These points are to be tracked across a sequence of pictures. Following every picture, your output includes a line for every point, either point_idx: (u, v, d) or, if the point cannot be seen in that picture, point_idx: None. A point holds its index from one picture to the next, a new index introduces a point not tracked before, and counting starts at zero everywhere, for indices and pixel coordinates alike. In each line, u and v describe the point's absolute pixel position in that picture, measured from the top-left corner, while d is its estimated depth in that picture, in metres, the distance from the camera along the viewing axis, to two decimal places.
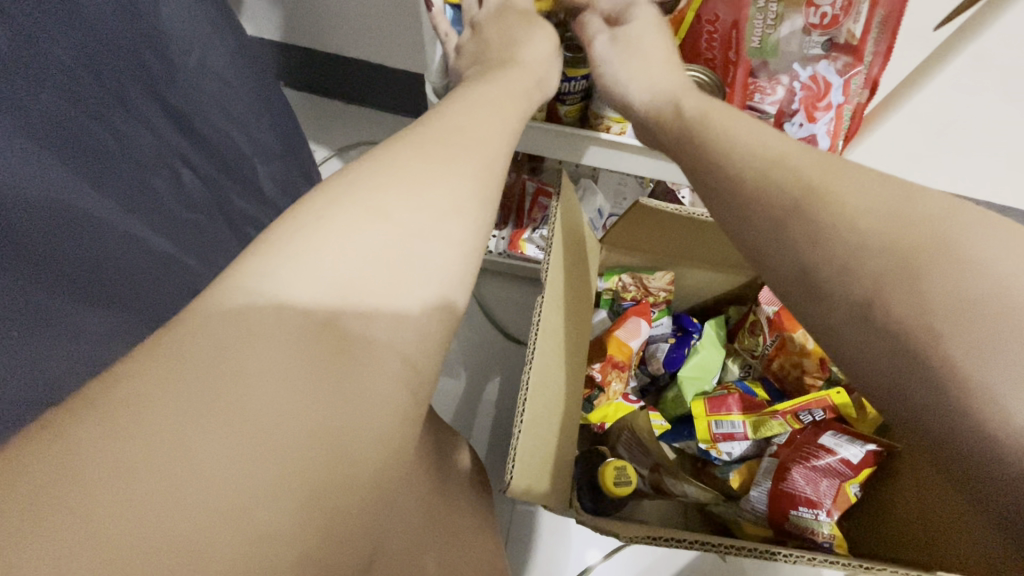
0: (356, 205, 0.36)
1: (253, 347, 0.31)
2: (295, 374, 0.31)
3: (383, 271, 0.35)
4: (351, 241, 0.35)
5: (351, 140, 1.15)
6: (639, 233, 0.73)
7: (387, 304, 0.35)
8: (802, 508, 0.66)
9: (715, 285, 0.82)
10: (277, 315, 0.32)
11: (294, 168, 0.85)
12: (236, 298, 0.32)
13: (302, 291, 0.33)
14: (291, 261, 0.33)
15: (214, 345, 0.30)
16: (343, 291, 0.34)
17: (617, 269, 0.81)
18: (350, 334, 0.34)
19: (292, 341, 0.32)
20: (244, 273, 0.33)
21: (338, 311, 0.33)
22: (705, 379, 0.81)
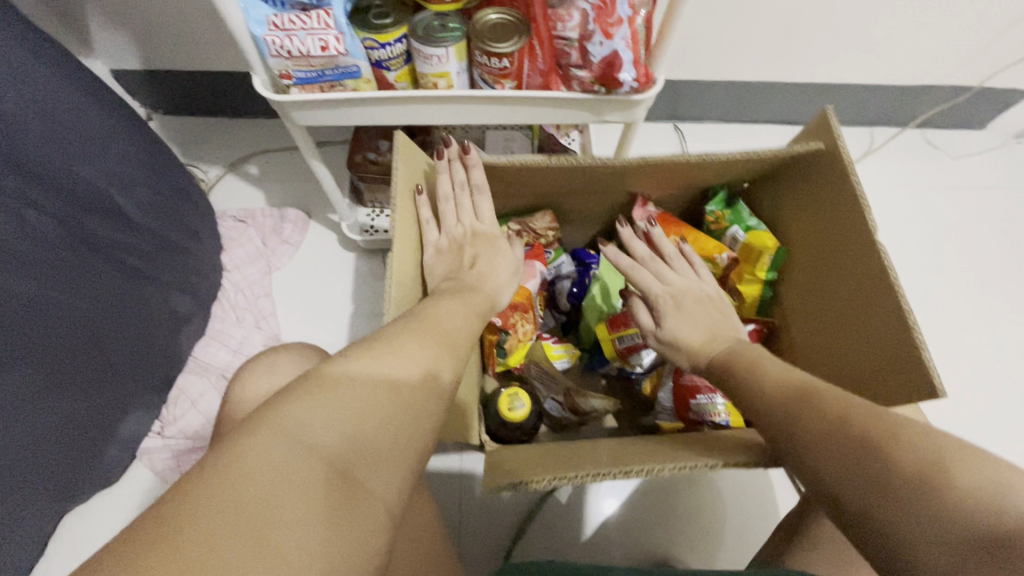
0: (367, 375, 0.41)
1: (281, 492, 0.33)
2: (313, 504, 0.33)
3: (387, 433, 0.39)
4: (361, 407, 0.39)
5: (240, 154, 1.14)
6: (505, 182, 0.73)
7: (394, 460, 0.39)
8: (700, 397, 0.71)
9: (600, 217, 0.85)
10: (299, 456, 0.34)
11: (168, 191, 0.86)
12: (273, 435, 0.35)
13: (328, 439, 0.36)
14: (317, 412, 0.37)
15: (247, 492, 0.32)
16: (359, 446, 0.37)
17: (503, 219, 0.84)
18: (356, 478, 0.36)
19: (311, 487, 0.34)
20: (279, 415, 0.36)
21: (352, 467, 0.36)
22: (609, 304, 0.84)
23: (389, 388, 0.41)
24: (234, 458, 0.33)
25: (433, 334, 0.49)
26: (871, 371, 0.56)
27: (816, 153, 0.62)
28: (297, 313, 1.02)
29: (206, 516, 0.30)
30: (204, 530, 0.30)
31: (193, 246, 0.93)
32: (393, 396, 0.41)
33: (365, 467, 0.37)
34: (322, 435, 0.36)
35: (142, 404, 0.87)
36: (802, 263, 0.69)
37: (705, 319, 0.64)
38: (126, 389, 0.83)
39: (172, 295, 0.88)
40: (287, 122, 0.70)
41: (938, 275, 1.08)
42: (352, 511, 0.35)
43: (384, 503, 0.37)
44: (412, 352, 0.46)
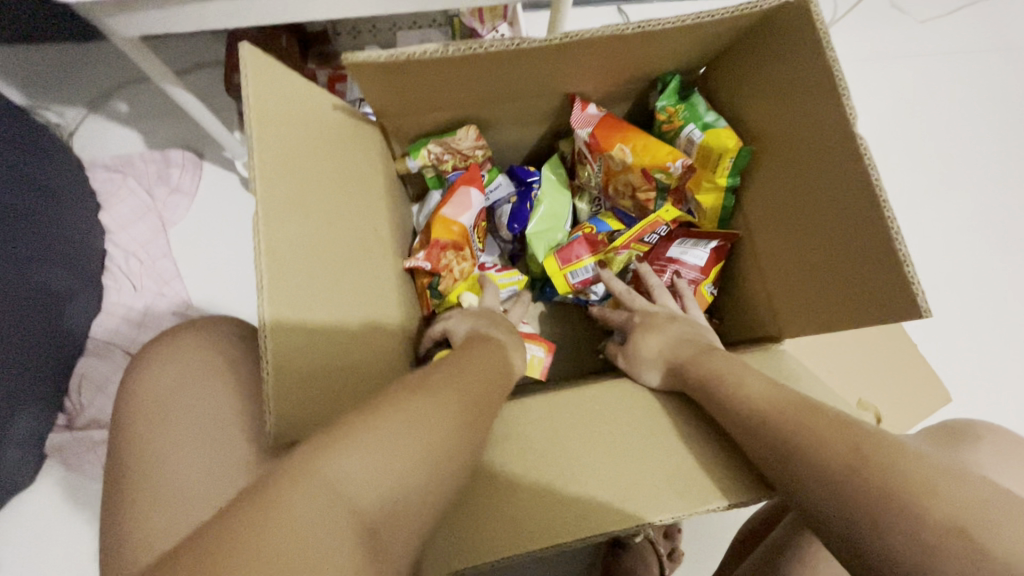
0: (425, 413, 0.36)
1: (317, 562, 0.27)
2: (341, 568, 0.27)
3: (426, 489, 0.34)
4: (414, 457, 0.33)
5: (102, 88, 0.94)
6: (412, 92, 0.58)
7: (420, 517, 0.34)
8: None
9: (535, 125, 0.72)
10: (337, 517, 0.29)
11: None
12: (320, 476, 0.30)
13: (365, 492, 0.31)
14: (374, 453, 0.32)
15: (283, 565, 0.26)
16: (391, 503, 0.32)
17: (421, 140, 0.69)
18: (383, 542, 0.31)
19: (345, 556, 0.28)
20: (329, 451, 0.31)
21: (380, 524, 0.31)
22: (558, 227, 0.75)
23: (430, 442, 0.35)
24: (268, 520, 0.27)
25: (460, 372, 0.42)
26: (853, 288, 0.49)
27: (783, 7, 0.50)
28: (206, 273, 0.89)
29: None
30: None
31: (53, 209, 0.77)
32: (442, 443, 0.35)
33: (390, 528, 0.31)
34: (362, 484, 0.31)
35: (35, 400, 0.75)
36: (769, 166, 0.59)
37: (676, 330, 0.57)
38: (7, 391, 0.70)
39: (39, 272, 0.73)
40: (108, 37, 0.53)
41: (907, 153, 1.00)
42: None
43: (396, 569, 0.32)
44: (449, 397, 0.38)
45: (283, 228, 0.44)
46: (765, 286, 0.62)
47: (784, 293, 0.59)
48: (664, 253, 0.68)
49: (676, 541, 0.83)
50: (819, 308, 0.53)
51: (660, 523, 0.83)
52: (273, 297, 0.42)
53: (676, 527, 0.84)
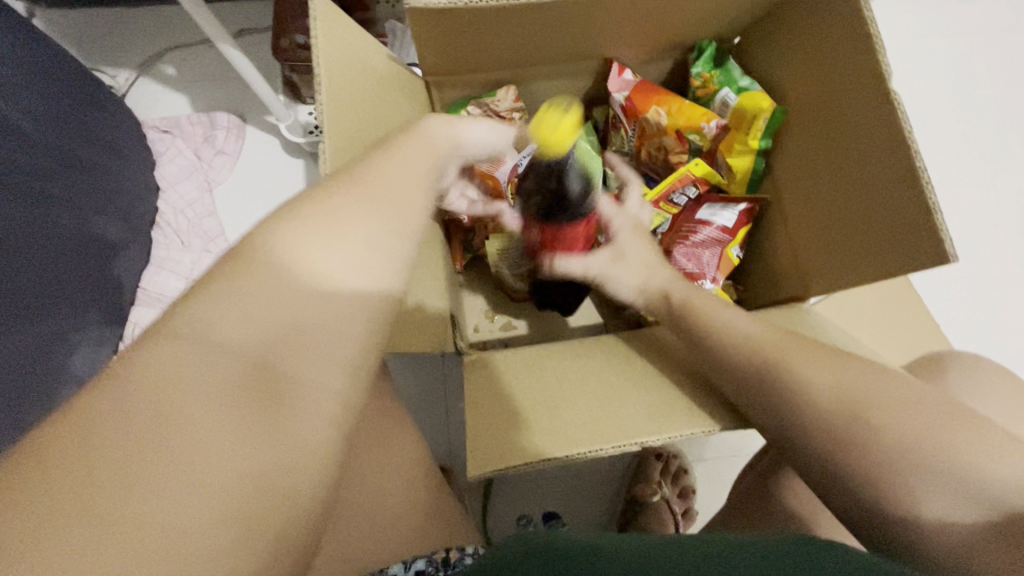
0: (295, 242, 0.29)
1: (185, 406, 0.24)
2: (225, 427, 0.25)
3: (326, 317, 0.29)
4: (286, 293, 0.28)
5: (151, 51, 0.98)
6: (457, 48, 0.61)
7: (330, 342, 0.28)
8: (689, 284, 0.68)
9: (570, 90, 0.75)
10: (205, 359, 0.25)
11: (63, 96, 0.73)
12: (174, 345, 0.26)
13: (237, 331, 0.27)
14: (234, 305, 0.27)
15: (136, 414, 0.23)
16: (277, 333, 0.27)
17: (460, 102, 0.72)
18: (284, 379, 0.27)
19: (223, 396, 0.25)
20: (198, 316, 0.27)
21: (273, 356, 0.27)
22: None
23: (326, 287, 0.29)
24: (134, 365, 0.25)
25: (375, 189, 0.32)
26: (880, 242, 0.51)
27: None
28: (248, 231, 0.93)
29: (72, 448, 0.22)
30: (74, 471, 0.22)
31: (114, 165, 0.82)
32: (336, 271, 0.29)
33: (290, 357, 0.27)
34: (233, 334, 0.26)
35: (89, 341, 0.78)
36: (801, 130, 0.61)
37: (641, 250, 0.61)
38: (66, 329, 0.74)
39: (99, 222, 0.78)
40: None
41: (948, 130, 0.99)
42: (276, 422, 0.26)
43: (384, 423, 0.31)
44: (373, 216, 0.31)
45: (346, 165, 0.49)
46: (792, 246, 0.64)
47: (810, 251, 0.61)
48: (692, 217, 0.69)
49: (690, 501, 0.86)
50: (843, 265, 0.56)
51: (675, 483, 0.86)
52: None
53: (691, 488, 0.87)
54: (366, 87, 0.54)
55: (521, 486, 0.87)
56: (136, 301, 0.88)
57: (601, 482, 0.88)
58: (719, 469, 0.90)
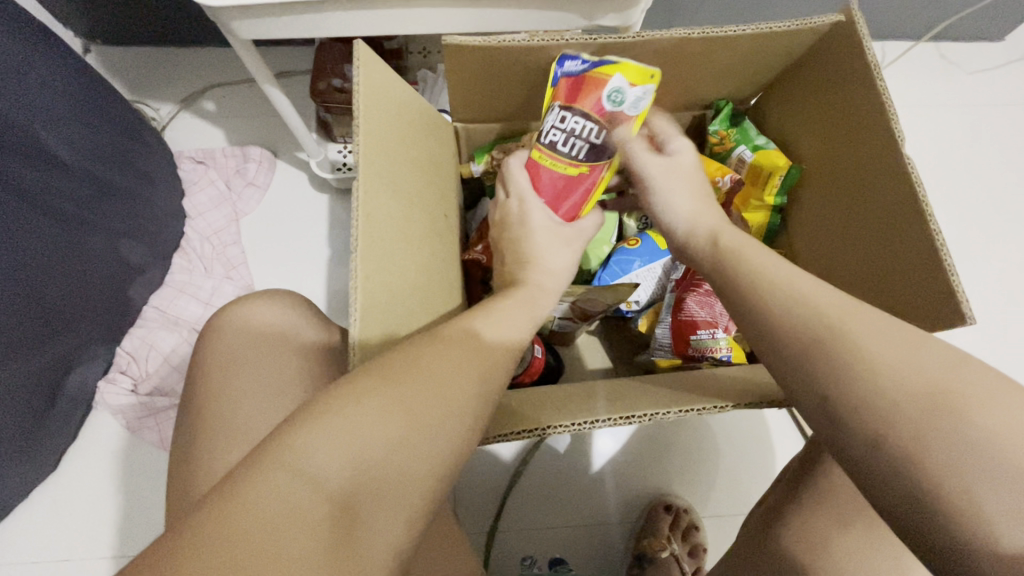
0: (389, 392, 0.36)
1: (282, 534, 0.30)
2: (313, 561, 0.30)
3: (403, 462, 0.34)
4: (371, 438, 0.34)
5: (193, 88, 1.03)
6: (488, 98, 0.65)
7: (399, 495, 0.34)
8: (701, 331, 0.68)
9: None
10: (302, 492, 0.31)
11: (109, 130, 0.78)
12: (280, 479, 0.31)
13: (332, 473, 0.32)
14: (330, 441, 0.33)
15: (249, 537, 0.29)
16: (360, 484, 0.33)
17: (486, 146, 0.75)
18: (360, 515, 0.33)
19: (310, 528, 0.31)
20: (289, 443, 0.33)
21: (358, 501, 0.33)
22: (604, 239, 0.79)
23: (389, 437, 0.34)
24: (247, 481, 0.31)
25: (463, 349, 0.41)
26: (894, 299, 0.52)
27: (837, 41, 0.55)
28: (270, 261, 0.95)
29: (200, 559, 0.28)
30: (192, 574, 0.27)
31: (144, 192, 0.85)
32: (408, 420, 0.35)
33: (370, 503, 0.33)
34: (325, 467, 0.32)
35: (87, 355, 0.81)
36: (816, 188, 0.63)
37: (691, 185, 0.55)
38: (70, 347, 0.77)
39: (122, 245, 0.81)
40: (231, 38, 0.60)
41: (947, 196, 1.02)
42: (350, 556, 0.32)
43: (384, 546, 0.33)
44: (436, 386, 0.37)
45: (375, 200, 0.51)
46: None
47: None
48: None
49: (700, 560, 0.83)
50: None
51: (685, 540, 0.83)
52: (365, 262, 0.48)
53: (702, 546, 0.84)
54: (399, 129, 0.57)
55: (526, 529, 0.85)
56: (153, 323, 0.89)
57: (609, 534, 0.85)
58: (730, 526, 0.87)
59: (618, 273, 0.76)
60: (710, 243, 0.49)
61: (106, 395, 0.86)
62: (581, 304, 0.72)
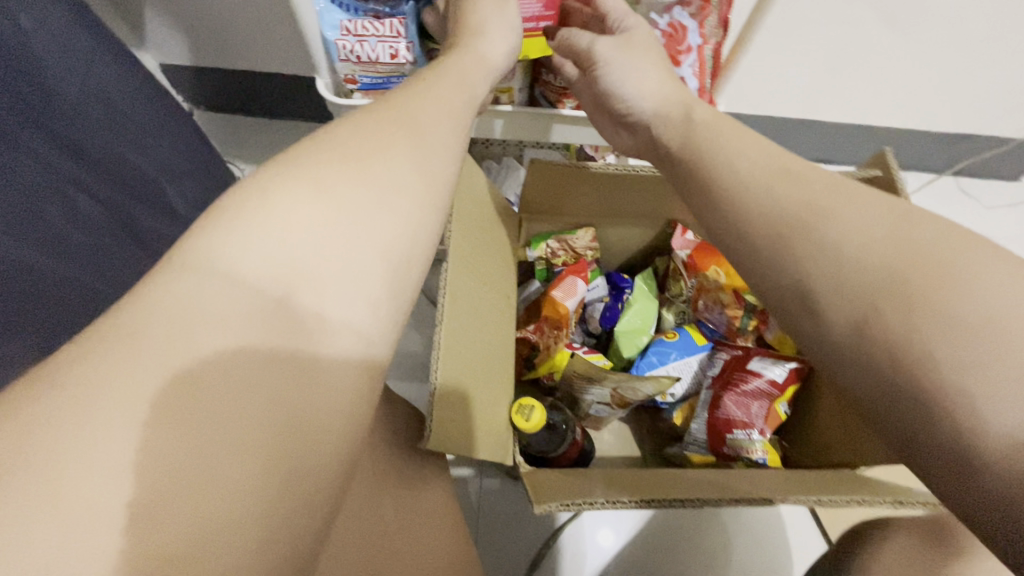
0: (298, 173, 0.31)
1: (200, 329, 0.26)
2: (253, 374, 0.27)
3: (336, 241, 0.30)
4: (290, 227, 0.29)
5: (277, 155, 1.15)
6: (554, 197, 0.74)
7: (337, 270, 0.30)
8: (737, 431, 0.70)
9: (639, 239, 0.85)
10: (221, 294, 0.27)
11: (208, 184, 0.87)
12: (187, 284, 0.27)
13: (253, 264, 0.28)
14: (238, 236, 0.29)
15: (159, 336, 0.26)
16: (292, 267, 0.29)
17: (544, 235, 0.83)
18: (302, 312, 0.29)
19: (238, 323, 0.27)
20: (194, 251, 0.28)
21: (293, 289, 0.29)
22: (643, 330, 0.84)
23: (307, 217, 0.30)
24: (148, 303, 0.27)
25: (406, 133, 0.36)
26: None
27: (873, 180, 0.63)
28: None
29: (101, 374, 0.25)
30: (95, 390, 0.24)
31: None
32: (327, 196, 0.31)
33: (306, 289, 0.29)
34: (242, 266, 0.28)
35: None
36: None
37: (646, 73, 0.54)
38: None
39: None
40: None
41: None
42: (295, 359, 0.28)
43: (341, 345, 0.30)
44: (369, 170, 0.33)
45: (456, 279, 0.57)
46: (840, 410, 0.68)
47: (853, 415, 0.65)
48: (743, 367, 0.74)
49: None
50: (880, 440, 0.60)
51: None
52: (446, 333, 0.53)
53: None
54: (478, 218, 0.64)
55: None
56: None
57: None
58: None
59: (656, 363, 0.80)
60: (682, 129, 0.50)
61: None
62: (623, 391, 0.75)
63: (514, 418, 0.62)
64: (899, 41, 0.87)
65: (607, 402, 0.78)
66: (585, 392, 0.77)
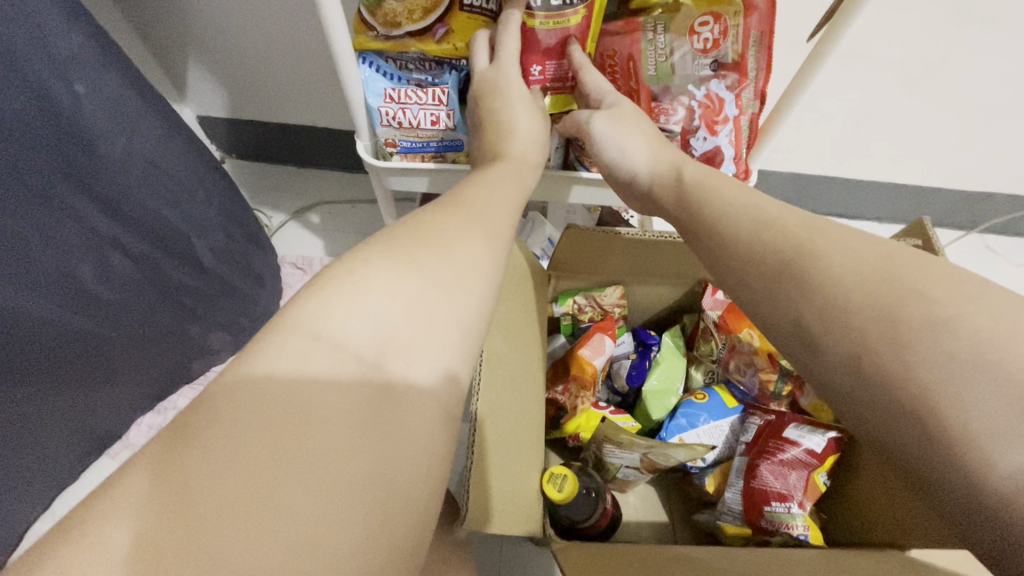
0: (395, 254, 0.36)
1: (309, 387, 0.30)
2: (351, 420, 0.30)
3: (422, 315, 0.34)
4: (386, 297, 0.33)
5: (305, 203, 1.17)
6: (583, 256, 0.75)
7: (422, 341, 0.33)
8: (774, 503, 0.67)
9: (667, 297, 0.85)
10: (325, 352, 0.31)
11: (239, 237, 0.89)
12: (300, 343, 0.31)
13: (355, 330, 0.32)
14: (341, 303, 0.33)
15: (276, 394, 0.29)
16: (386, 336, 0.32)
17: (572, 291, 0.83)
18: (394, 375, 0.32)
19: (341, 382, 0.31)
20: (301, 315, 0.32)
21: (385, 357, 0.32)
22: (671, 389, 0.82)
23: (398, 291, 0.34)
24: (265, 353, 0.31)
25: (479, 221, 0.42)
26: None
27: (911, 249, 0.62)
28: None
29: (226, 425, 0.28)
30: (226, 437, 0.28)
31: (254, 291, 0.94)
32: (419, 275, 0.35)
33: (397, 357, 0.32)
34: (344, 327, 0.32)
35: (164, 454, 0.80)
36: None
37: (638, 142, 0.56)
38: (112, 400, 0.84)
39: (209, 331, 0.89)
40: (377, 187, 0.71)
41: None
42: (390, 420, 0.31)
43: (428, 395, 0.33)
44: (448, 262, 0.37)
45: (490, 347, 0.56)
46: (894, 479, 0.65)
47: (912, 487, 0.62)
48: (779, 434, 0.72)
49: None
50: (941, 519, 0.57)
51: None
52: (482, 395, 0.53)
53: None
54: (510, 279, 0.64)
55: None
56: None
57: None
58: None
59: (685, 426, 0.78)
60: (675, 181, 0.54)
61: None
62: (653, 456, 0.72)
63: (546, 487, 0.59)
64: (923, 106, 0.89)
65: (636, 467, 0.75)
66: (613, 457, 0.75)
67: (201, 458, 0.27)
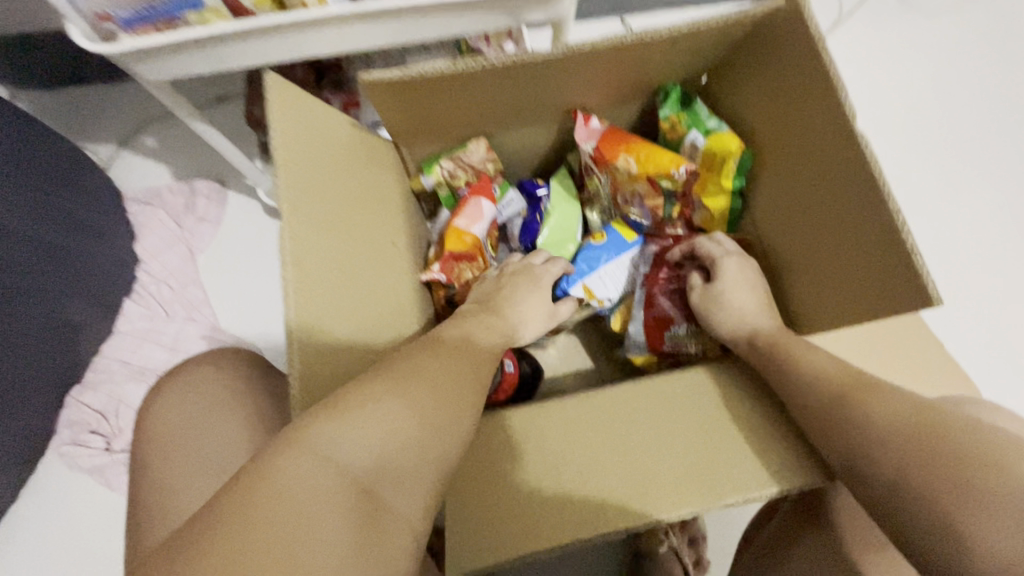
0: (400, 388, 0.39)
1: (310, 511, 0.32)
2: (339, 538, 0.32)
3: (417, 451, 0.37)
4: (388, 436, 0.36)
5: (130, 125, 0.99)
6: (423, 111, 0.64)
7: (413, 479, 0.37)
8: (674, 327, 0.68)
9: (542, 138, 0.75)
10: (326, 477, 0.33)
11: (45, 182, 0.74)
12: (306, 464, 0.33)
13: (363, 461, 0.35)
14: (351, 431, 0.35)
15: (284, 514, 0.31)
16: (382, 469, 0.36)
17: (434, 158, 0.73)
18: (381, 503, 0.35)
19: (336, 509, 0.33)
20: (305, 436, 0.35)
21: (376, 487, 0.35)
22: (568, 237, 0.76)
23: (396, 428, 0.37)
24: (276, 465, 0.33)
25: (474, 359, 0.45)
26: (861, 275, 0.49)
27: (776, 13, 0.52)
28: (230, 296, 0.92)
29: (223, 540, 0.29)
30: (236, 549, 0.29)
31: (92, 243, 0.82)
32: (415, 410, 0.38)
33: (388, 487, 0.36)
34: (351, 456, 0.35)
35: None
36: (777, 166, 0.60)
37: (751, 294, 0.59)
38: (27, 413, 0.77)
39: (62, 305, 0.77)
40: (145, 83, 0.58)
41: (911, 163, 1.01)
42: (377, 539, 0.34)
43: (408, 526, 0.36)
44: (431, 393, 0.40)
45: (308, 244, 0.50)
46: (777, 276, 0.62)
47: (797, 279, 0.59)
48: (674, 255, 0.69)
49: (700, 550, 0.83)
50: (827, 302, 0.54)
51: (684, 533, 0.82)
52: (301, 294, 0.47)
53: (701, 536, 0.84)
54: (328, 161, 0.56)
55: None
56: (119, 377, 0.86)
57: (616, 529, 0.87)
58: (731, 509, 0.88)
59: (586, 270, 0.72)
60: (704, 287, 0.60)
61: (78, 456, 0.83)
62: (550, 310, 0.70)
63: None
64: None
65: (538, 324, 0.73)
66: None
67: (208, 563, 0.28)
